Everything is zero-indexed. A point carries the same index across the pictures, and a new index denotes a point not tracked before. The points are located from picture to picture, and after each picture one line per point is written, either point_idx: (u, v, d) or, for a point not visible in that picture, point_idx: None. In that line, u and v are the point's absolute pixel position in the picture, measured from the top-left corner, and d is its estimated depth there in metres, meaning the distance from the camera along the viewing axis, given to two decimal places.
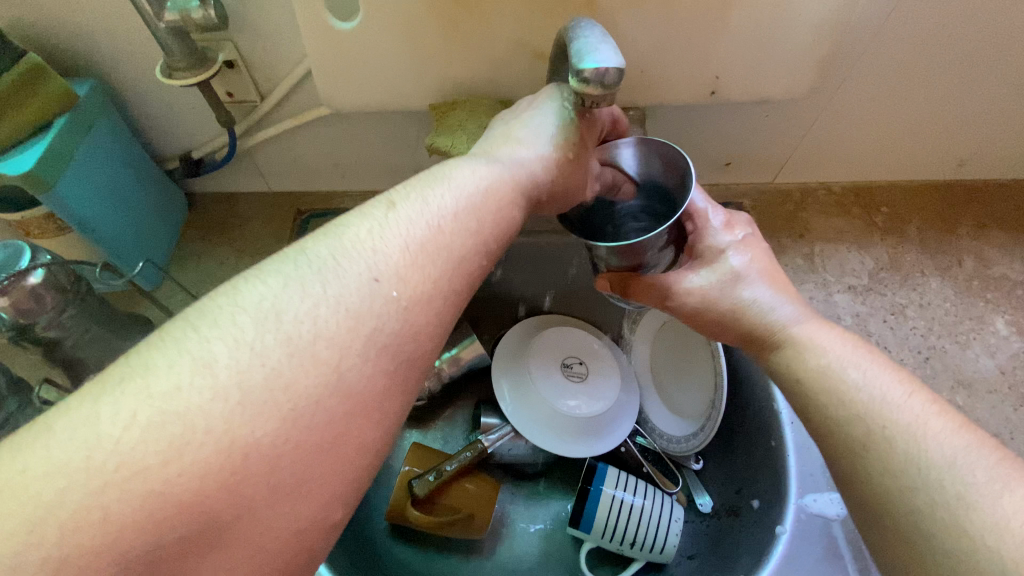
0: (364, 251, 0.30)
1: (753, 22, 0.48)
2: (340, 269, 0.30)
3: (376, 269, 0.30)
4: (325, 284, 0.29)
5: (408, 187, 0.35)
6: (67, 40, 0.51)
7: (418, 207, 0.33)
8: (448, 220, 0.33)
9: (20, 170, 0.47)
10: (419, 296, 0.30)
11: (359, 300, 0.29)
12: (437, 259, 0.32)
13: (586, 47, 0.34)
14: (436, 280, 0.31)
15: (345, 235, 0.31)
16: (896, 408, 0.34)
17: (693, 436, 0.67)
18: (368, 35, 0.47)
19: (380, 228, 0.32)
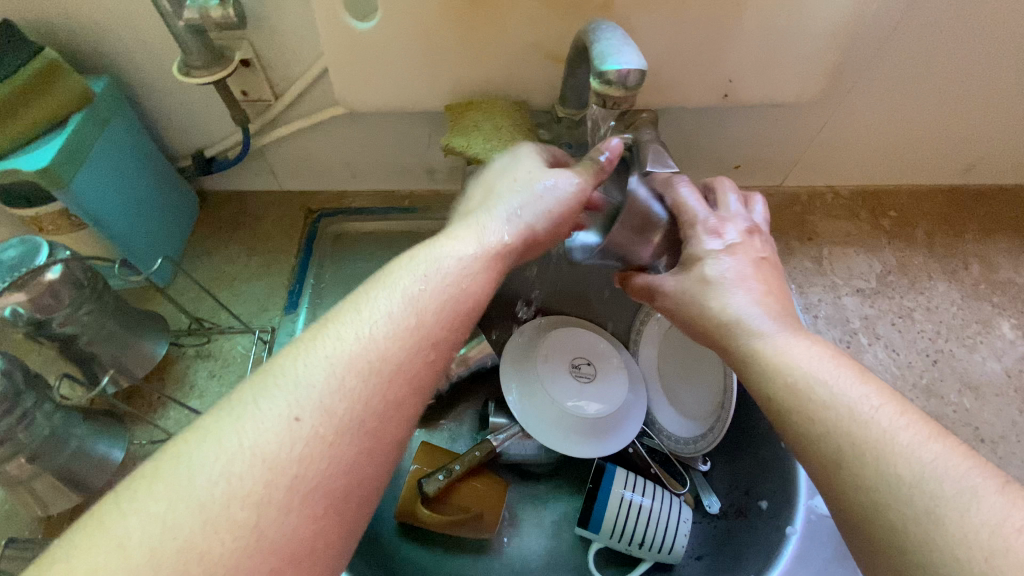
0: (297, 374, 0.28)
1: (767, 26, 0.49)
2: (256, 407, 0.27)
3: (297, 405, 0.27)
4: (240, 423, 0.27)
5: (358, 296, 0.33)
6: (84, 38, 0.52)
7: (353, 318, 0.31)
8: (386, 331, 0.31)
9: (38, 166, 0.47)
10: (348, 426, 0.28)
11: (270, 437, 0.26)
12: (371, 378, 0.29)
13: (609, 49, 0.34)
14: (372, 406, 0.29)
15: (271, 372, 0.29)
16: (864, 422, 0.31)
17: (701, 438, 0.67)
18: (385, 36, 0.47)
19: (321, 345, 0.30)
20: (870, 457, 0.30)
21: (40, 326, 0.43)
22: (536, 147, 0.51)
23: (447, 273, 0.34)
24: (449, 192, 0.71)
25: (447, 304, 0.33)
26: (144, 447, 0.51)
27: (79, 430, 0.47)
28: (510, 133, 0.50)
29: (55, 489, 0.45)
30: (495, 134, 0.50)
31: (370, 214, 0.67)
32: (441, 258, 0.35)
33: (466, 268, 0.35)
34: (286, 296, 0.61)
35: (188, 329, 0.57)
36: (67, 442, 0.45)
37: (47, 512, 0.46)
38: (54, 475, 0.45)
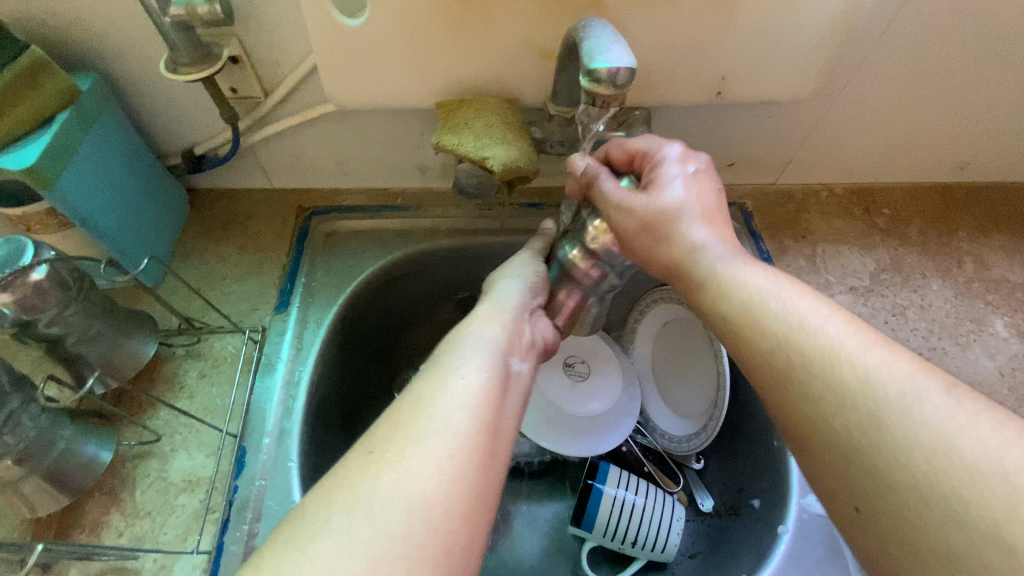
0: (402, 440, 0.31)
1: (760, 23, 0.48)
2: (376, 474, 0.29)
3: (409, 470, 0.29)
4: (366, 485, 0.28)
5: (424, 371, 0.36)
6: (70, 34, 0.51)
7: (421, 400, 0.33)
8: (467, 397, 0.34)
9: (23, 166, 0.46)
10: (459, 477, 0.30)
11: (406, 487, 0.28)
12: (474, 423, 0.32)
13: (598, 47, 0.34)
14: (473, 454, 0.31)
15: (367, 459, 0.30)
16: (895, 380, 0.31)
17: (693, 437, 0.67)
18: (375, 33, 0.47)
19: (416, 414, 0.32)
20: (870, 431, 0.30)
21: (26, 327, 0.43)
22: (527, 144, 0.50)
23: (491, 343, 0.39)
24: (442, 191, 0.70)
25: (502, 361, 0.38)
26: (132, 447, 0.51)
27: (67, 431, 0.46)
28: (501, 131, 0.50)
29: (43, 491, 0.45)
30: (486, 131, 0.49)
31: (362, 212, 0.67)
32: (475, 333, 0.40)
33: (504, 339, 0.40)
34: (278, 295, 0.61)
35: (179, 329, 0.57)
36: (56, 444, 0.45)
37: (36, 513, 0.46)
38: (42, 477, 0.44)
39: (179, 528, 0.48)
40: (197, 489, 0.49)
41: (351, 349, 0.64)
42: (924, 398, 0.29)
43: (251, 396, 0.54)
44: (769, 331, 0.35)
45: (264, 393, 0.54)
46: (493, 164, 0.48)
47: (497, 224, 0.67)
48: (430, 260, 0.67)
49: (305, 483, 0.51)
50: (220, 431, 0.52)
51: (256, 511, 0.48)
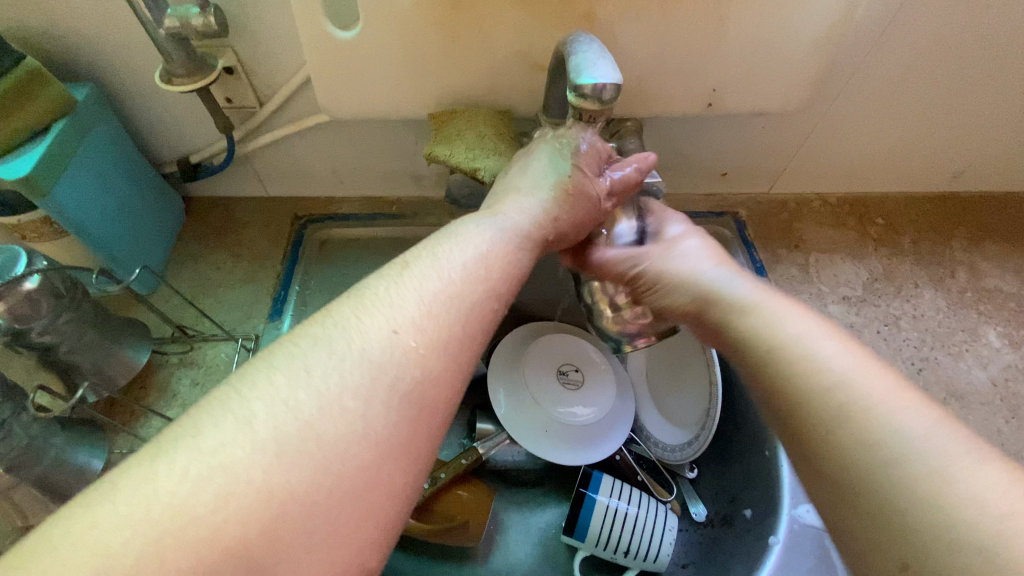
0: (390, 305, 0.29)
1: (750, 34, 0.49)
2: (358, 327, 0.28)
3: (394, 319, 0.29)
4: (346, 341, 0.28)
5: (427, 244, 0.34)
6: (66, 45, 0.51)
7: (425, 263, 0.32)
8: (459, 271, 0.33)
9: (17, 175, 0.47)
10: (436, 343, 0.29)
11: (382, 349, 0.28)
12: (463, 305, 0.31)
13: (585, 63, 0.34)
14: (454, 325, 0.30)
15: (358, 304, 0.30)
16: None
17: (687, 446, 0.68)
18: (367, 45, 0.47)
19: (415, 269, 0.32)
20: None
21: (19, 336, 0.43)
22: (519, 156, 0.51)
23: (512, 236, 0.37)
24: (437, 199, 0.71)
25: (518, 260, 0.36)
26: (124, 455, 0.50)
27: (57, 440, 0.46)
28: (493, 142, 0.50)
29: (34, 499, 0.45)
30: (478, 143, 0.50)
31: (357, 220, 0.68)
32: (500, 222, 0.38)
33: (528, 238, 0.38)
34: (271, 303, 0.61)
35: (173, 336, 0.57)
36: (46, 452, 0.45)
37: (25, 522, 0.45)
38: (32, 485, 0.45)
39: None
40: None
41: None
42: None
43: None
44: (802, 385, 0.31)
45: None
46: (484, 175, 0.48)
47: None
48: None
49: None
50: None
51: None
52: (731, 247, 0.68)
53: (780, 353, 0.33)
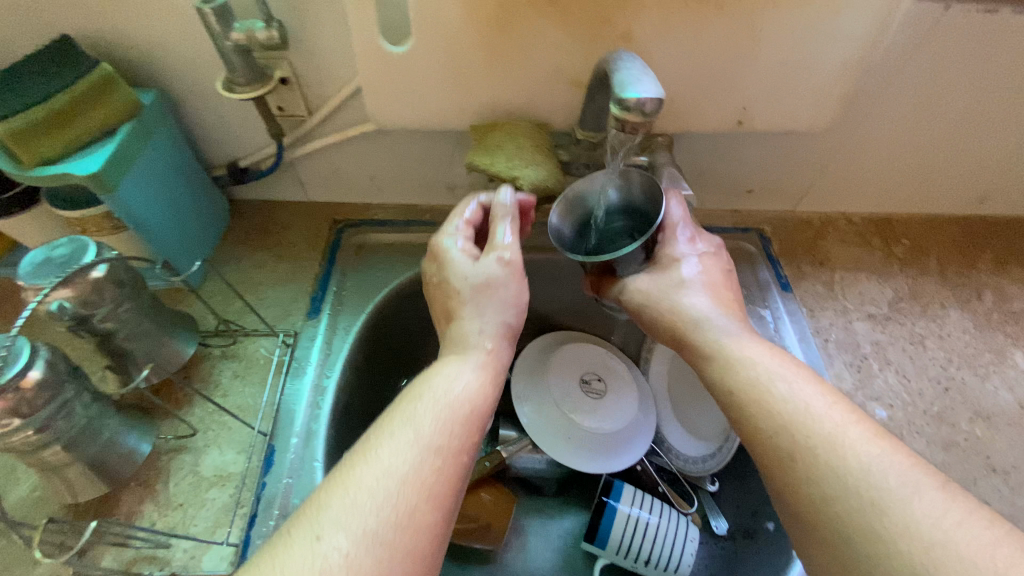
0: (339, 514, 0.32)
1: (779, 56, 0.51)
2: (291, 544, 0.31)
3: (323, 530, 0.31)
4: (278, 560, 0.30)
5: (380, 431, 0.37)
6: (136, 54, 0.55)
7: (369, 453, 0.36)
8: (398, 457, 0.35)
9: (88, 171, 0.50)
10: (367, 543, 0.31)
11: (308, 564, 0.30)
12: (395, 493, 0.33)
13: (629, 78, 0.36)
14: (388, 516, 0.32)
15: (301, 514, 0.33)
16: (823, 417, 0.37)
17: (710, 458, 0.70)
18: (416, 60, 0.50)
19: (357, 463, 0.35)
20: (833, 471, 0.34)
21: (82, 321, 0.46)
22: (555, 166, 0.53)
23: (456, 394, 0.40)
24: None
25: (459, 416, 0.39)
26: (168, 441, 0.54)
27: (112, 422, 0.48)
28: (531, 153, 0.52)
29: (85, 478, 0.47)
30: (517, 153, 0.52)
31: (392, 227, 0.71)
32: (444, 380, 0.41)
33: (467, 393, 0.40)
34: (310, 302, 0.64)
35: (215, 331, 0.60)
36: (103, 433, 0.47)
37: (75, 498, 0.48)
38: (84, 464, 0.47)
39: (210, 520, 0.50)
40: (228, 483, 0.52)
41: (376, 356, 0.67)
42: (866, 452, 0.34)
43: (282, 396, 0.57)
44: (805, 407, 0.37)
45: (295, 395, 0.57)
46: (521, 183, 0.51)
47: (523, 240, 0.72)
48: None
49: None
50: (252, 430, 0.55)
51: (283, 506, 0.51)
52: (756, 262, 0.70)
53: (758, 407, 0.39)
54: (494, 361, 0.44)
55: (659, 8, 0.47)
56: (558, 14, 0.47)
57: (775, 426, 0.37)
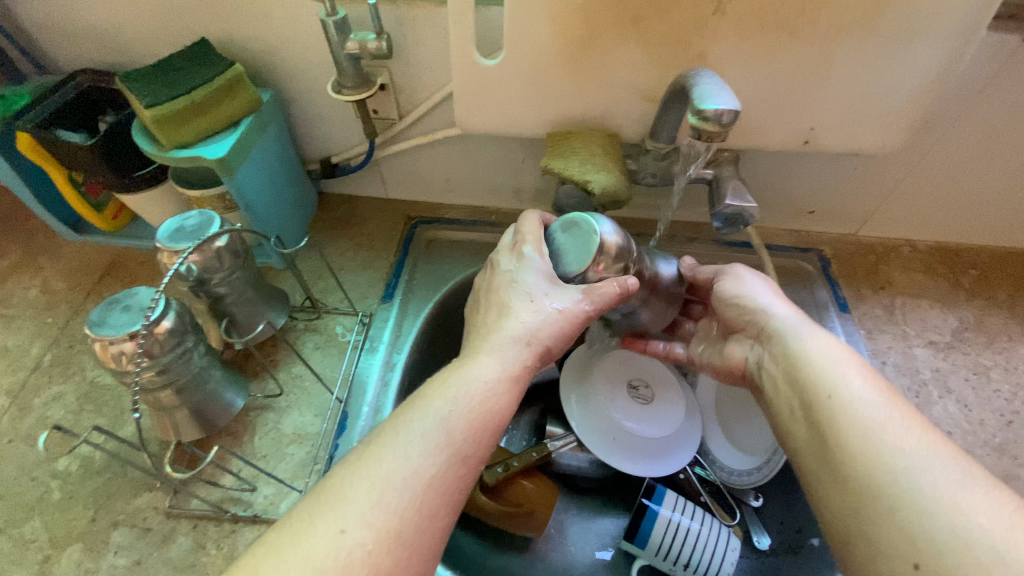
0: (353, 505, 0.31)
1: (850, 81, 0.53)
2: (310, 530, 0.30)
3: (342, 518, 0.31)
4: (296, 550, 0.29)
5: (396, 422, 0.36)
6: (260, 57, 0.63)
7: (396, 443, 0.35)
8: (428, 452, 0.35)
9: (216, 156, 0.57)
10: (386, 541, 0.31)
11: (325, 558, 0.29)
12: (418, 491, 0.33)
13: (708, 92, 0.39)
14: (411, 514, 0.32)
15: (321, 502, 0.32)
16: (870, 408, 0.38)
17: (755, 471, 0.71)
18: (505, 71, 0.55)
19: (384, 450, 0.34)
20: (866, 459, 0.35)
21: (201, 283, 0.53)
22: (623, 174, 0.56)
23: (476, 393, 0.38)
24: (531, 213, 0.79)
25: (477, 417, 0.37)
26: (257, 399, 0.60)
27: (217, 375, 0.55)
28: (603, 160, 0.56)
29: (189, 422, 0.54)
30: (590, 159, 0.55)
31: (461, 226, 0.77)
32: (465, 377, 0.39)
33: (497, 389, 0.39)
34: (384, 288, 0.70)
35: (301, 306, 0.67)
36: (207, 384, 0.53)
37: (177, 439, 0.54)
38: (189, 410, 0.53)
39: (289, 472, 0.56)
40: (305, 441, 0.58)
41: (438, 343, 0.72)
42: (900, 444, 0.35)
43: (356, 368, 0.63)
44: (830, 403, 0.39)
45: (367, 369, 0.63)
46: (594, 187, 0.54)
47: None
48: None
49: None
50: (330, 395, 0.61)
51: None
52: (814, 282, 0.71)
53: (812, 375, 0.42)
54: (526, 363, 0.42)
55: (736, 31, 0.50)
56: (639, 34, 0.51)
57: (824, 411, 0.39)
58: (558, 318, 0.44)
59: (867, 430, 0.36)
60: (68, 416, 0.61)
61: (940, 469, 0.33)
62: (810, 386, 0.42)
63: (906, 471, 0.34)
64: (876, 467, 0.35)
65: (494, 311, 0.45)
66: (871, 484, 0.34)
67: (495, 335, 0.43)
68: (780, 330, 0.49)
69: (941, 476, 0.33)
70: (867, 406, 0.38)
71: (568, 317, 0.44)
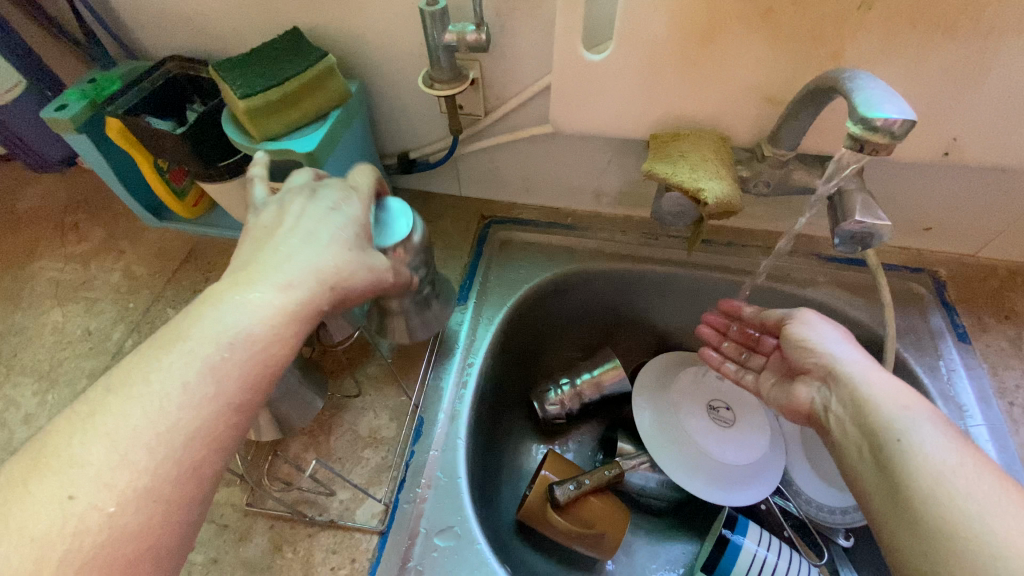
0: (118, 416, 0.31)
1: (1010, 86, 0.47)
2: (82, 439, 0.31)
3: (73, 484, 0.29)
4: (88, 441, 0.31)
5: (181, 325, 0.35)
6: (351, 49, 0.62)
7: (179, 347, 0.34)
8: (215, 360, 0.34)
9: (306, 150, 0.56)
10: (155, 455, 0.31)
11: (91, 483, 0.30)
12: (197, 402, 0.33)
13: (874, 98, 0.35)
14: (183, 421, 0.32)
15: (98, 409, 0.32)
16: (949, 468, 0.36)
17: (850, 510, 0.65)
18: (612, 67, 0.51)
19: (166, 349, 0.34)
20: (942, 517, 0.34)
21: None
22: (735, 180, 0.52)
23: (247, 334, 0.35)
24: (611, 216, 0.75)
25: (252, 364, 0.35)
26: (333, 398, 0.59)
27: (297, 376, 0.53)
28: (715, 166, 0.51)
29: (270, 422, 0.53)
30: (701, 165, 0.51)
31: (538, 227, 0.74)
32: (240, 312, 0.35)
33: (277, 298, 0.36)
34: (458, 289, 0.68)
35: None
36: (292, 386, 0.53)
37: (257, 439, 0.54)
38: (271, 414, 0.52)
39: (365, 476, 0.55)
40: (381, 446, 0.56)
41: (509, 349, 0.69)
42: (965, 499, 0.34)
43: (431, 372, 0.61)
44: (903, 458, 0.39)
45: (443, 373, 0.61)
46: (706, 196, 0.49)
47: (665, 253, 0.71)
48: (591, 278, 0.72)
49: (469, 463, 0.56)
50: (407, 399, 0.59)
51: (428, 476, 0.54)
52: (927, 306, 0.64)
53: (886, 430, 0.41)
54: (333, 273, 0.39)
55: (884, 29, 0.45)
56: (769, 31, 0.46)
57: (901, 468, 0.38)
58: (366, 268, 0.41)
59: (938, 489, 0.36)
60: None
61: (1009, 523, 0.32)
62: (877, 431, 0.42)
63: (970, 519, 0.33)
64: (943, 520, 0.34)
65: (291, 228, 0.39)
66: (931, 534, 0.34)
67: (273, 265, 0.38)
68: (851, 376, 0.47)
69: (999, 521, 0.33)
70: (930, 453, 0.38)
71: (365, 276, 0.41)
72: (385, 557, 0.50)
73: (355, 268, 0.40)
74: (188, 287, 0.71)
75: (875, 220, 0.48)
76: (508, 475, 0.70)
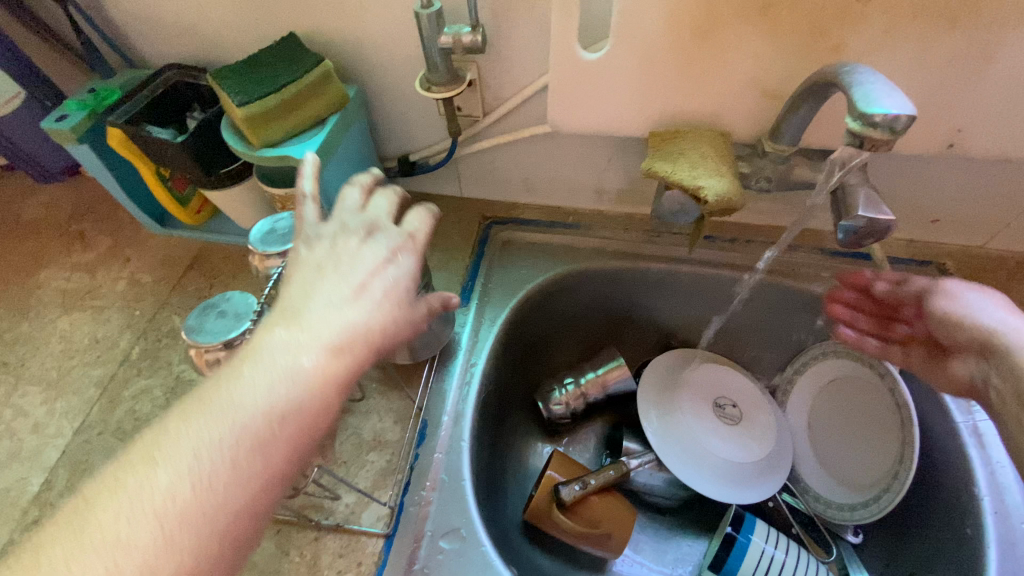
0: (162, 475, 0.29)
1: (1016, 74, 0.46)
2: (125, 503, 0.29)
3: (112, 563, 0.27)
4: (129, 508, 0.28)
5: (225, 379, 0.33)
6: (348, 53, 0.62)
7: (225, 403, 0.32)
8: (262, 417, 0.32)
9: (304, 156, 0.56)
10: (196, 524, 0.29)
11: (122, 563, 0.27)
12: (240, 460, 0.31)
13: (873, 93, 0.35)
14: (230, 480, 0.30)
15: (139, 474, 0.29)
16: None
17: (860, 507, 0.62)
18: (609, 65, 0.51)
19: (213, 407, 0.32)
20: None
21: None
22: (735, 176, 0.51)
23: (297, 386, 0.33)
24: (612, 214, 0.75)
25: (301, 419, 0.33)
26: None
27: None
28: (715, 163, 0.51)
29: None
30: (701, 162, 0.50)
31: (539, 227, 0.73)
32: (291, 364, 0.33)
33: (325, 353, 0.34)
34: (460, 291, 0.68)
35: None
36: None
37: None
38: None
39: (369, 480, 0.55)
40: (385, 449, 0.57)
41: (512, 350, 0.69)
42: None
43: (434, 375, 0.61)
44: None
45: (445, 376, 0.61)
46: (706, 194, 0.48)
47: (668, 250, 0.71)
48: (593, 277, 0.72)
49: (473, 465, 0.56)
50: (410, 403, 0.59)
51: (433, 479, 0.54)
52: None
53: None
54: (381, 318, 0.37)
55: (884, 20, 0.44)
56: (766, 25, 0.46)
57: None
58: (413, 318, 0.39)
59: None
60: (156, 410, 0.62)
61: None
62: None
63: None
64: None
65: (337, 270, 0.38)
66: None
67: (321, 310, 0.36)
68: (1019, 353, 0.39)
69: None
70: None
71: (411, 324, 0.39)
72: (390, 560, 0.50)
73: (403, 316, 0.38)
74: (192, 294, 0.72)
75: (880, 215, 0.47)
76: (514, 476, 0.70)
